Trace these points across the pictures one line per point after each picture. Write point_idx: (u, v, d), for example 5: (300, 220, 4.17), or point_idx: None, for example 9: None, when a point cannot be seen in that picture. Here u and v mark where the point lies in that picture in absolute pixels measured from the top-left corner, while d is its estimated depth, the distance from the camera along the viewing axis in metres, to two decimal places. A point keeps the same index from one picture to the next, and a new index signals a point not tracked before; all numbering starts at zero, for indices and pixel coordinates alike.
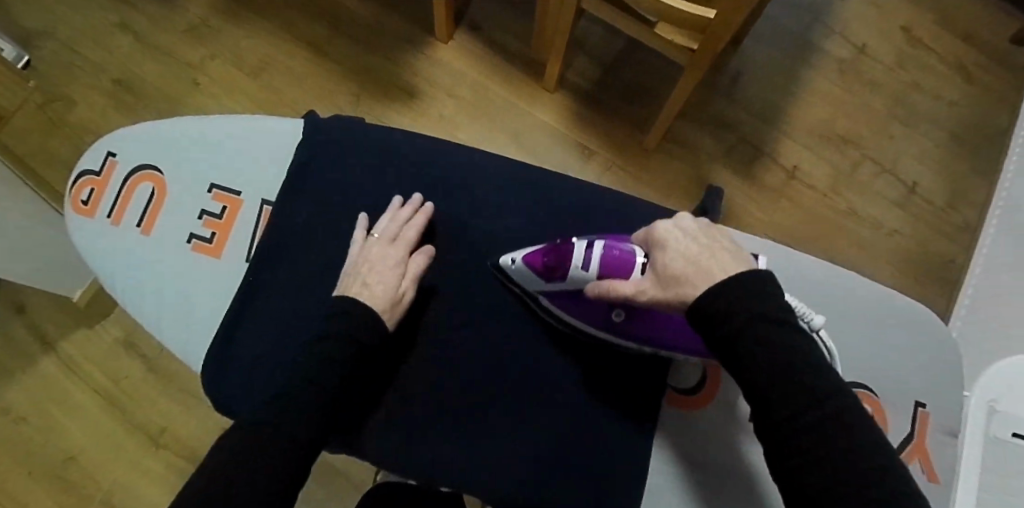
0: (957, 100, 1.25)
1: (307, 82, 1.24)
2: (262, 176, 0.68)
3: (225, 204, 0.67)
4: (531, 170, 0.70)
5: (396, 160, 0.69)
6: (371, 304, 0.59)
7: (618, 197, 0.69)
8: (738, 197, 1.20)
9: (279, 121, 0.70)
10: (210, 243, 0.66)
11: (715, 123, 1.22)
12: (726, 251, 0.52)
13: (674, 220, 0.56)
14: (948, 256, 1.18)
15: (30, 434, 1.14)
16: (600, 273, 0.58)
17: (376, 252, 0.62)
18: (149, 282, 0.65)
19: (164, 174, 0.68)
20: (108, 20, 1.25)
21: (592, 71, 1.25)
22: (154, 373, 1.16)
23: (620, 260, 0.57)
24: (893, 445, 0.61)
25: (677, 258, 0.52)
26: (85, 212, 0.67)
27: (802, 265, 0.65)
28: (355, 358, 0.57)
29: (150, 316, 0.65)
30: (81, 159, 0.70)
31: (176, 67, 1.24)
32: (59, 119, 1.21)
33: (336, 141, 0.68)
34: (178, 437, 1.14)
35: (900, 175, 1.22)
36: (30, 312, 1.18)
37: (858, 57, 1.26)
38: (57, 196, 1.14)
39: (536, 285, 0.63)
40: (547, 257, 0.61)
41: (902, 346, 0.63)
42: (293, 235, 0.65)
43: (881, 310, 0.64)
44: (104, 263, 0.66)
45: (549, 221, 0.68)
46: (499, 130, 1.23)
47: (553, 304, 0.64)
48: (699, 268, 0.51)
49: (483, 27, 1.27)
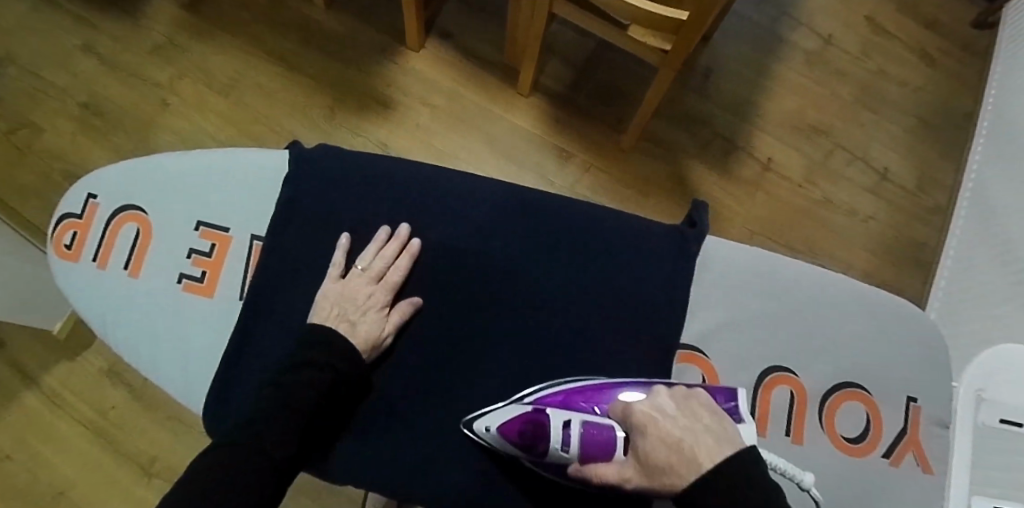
0: (922, 86, 1.28)
1: (278, 97, 1.23)
2: (250, 210, 0.67)
3: (214, 241, 0.66)
4: (523, 188, 0.69)
5: (382, 186, 0.68)
6: (354, 343, 0.60)
7: (610, 212, 0.69)
8: (716, 191, 1.22)
9: (264, 154, 0.69)
10: (201, 283, 0.65)
11: (690, 119, 1.24)
12: (708, 430, 0.50)
13: (652, 399, 0.54)
14: (922, 240, 1.21)
15: (15, 472, 1.11)
16: (583, 452, 0.58)
17: (360, 290, 0.63)
18: (140, 326, 0.64)
19: (149, 214, 0.67)
20: (69, 43, 1.21)
21: (566, 73, 1.25)
22: (140, 401, 1.15)
23: (601, 440, 0.58)
24: (889, 439, 0.63)
25: (658, 445, 0.50)
26: (69, 256, 0.66)
27: (796, 272, 0.66)
28: (330, 387, 0.58)
29: (144, 361, 0.64)
30: (61, 203, 0.69)
31: (144, 88, 1.21)
32: (25, 147, 1.17)
33: (325, 171, 0.67)
34: (170, 465, 1.12)
35: (871, 162, 1.24)
36: (7, 346, 1.15)
37: (825, 47, 1.28)
38: (28, 226, 1.11)
39: (513, 453, 0.61)
40: (526, 429, 0.59)
41: (893, 345, 0.65)
42: (286, 270, 0.65)
43: (873, 310, 0.66)
44: (92, 308, 0.65)
45: (545, 239, 0.67)
46: (476, 137, 1.23)
47: (536, 465, 0.61)
48: (677, 452, 0.48)
49: (455, 34, 1.26)
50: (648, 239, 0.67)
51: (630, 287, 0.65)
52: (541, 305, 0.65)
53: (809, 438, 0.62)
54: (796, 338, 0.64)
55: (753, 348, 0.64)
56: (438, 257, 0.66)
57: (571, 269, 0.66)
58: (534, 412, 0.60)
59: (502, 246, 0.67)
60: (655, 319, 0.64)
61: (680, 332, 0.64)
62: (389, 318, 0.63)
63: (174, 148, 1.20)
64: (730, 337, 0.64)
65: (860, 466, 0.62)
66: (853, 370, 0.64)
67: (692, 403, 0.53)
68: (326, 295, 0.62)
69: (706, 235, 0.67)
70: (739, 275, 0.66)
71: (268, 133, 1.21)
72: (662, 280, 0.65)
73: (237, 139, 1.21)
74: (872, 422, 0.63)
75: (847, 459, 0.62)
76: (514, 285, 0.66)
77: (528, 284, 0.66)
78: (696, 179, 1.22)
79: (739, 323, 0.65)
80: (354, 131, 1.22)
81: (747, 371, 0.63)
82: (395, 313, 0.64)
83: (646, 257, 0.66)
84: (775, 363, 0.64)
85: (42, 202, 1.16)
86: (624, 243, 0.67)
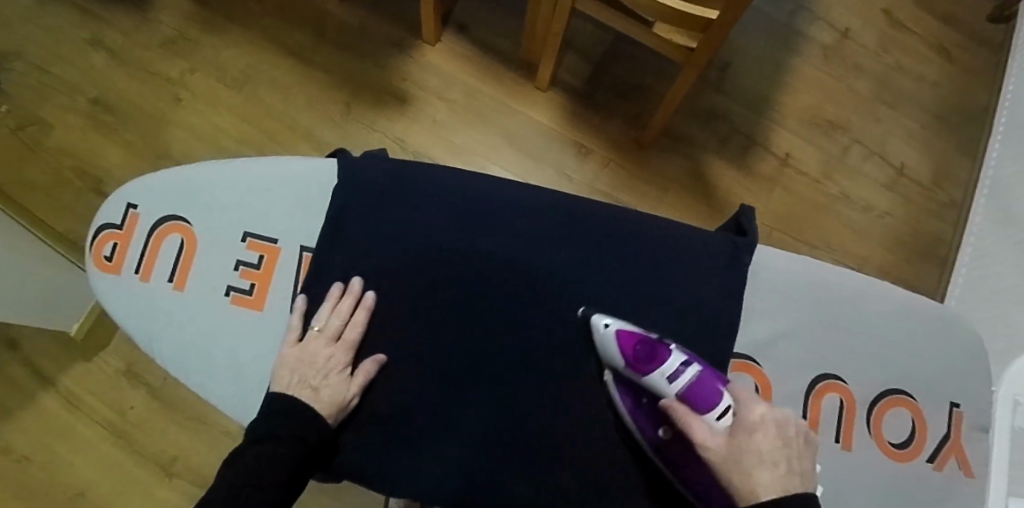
0: (938, 80, 1.28)
1: (293, 92, 1.21)
2: (298, 222, 0.67)
3: (263, 253, 0.67)
4: (573, 198, 0.70)
5: (432, 194, 0.68)
6: (319, 409, 0.59)
7: (660, 221, 0.69)
8: (734, 186, 1.22)
9: (309, 163, 0.69)
10: (250, 295, 0.66)
11: (708, 114, 1.23)
12: (800, 472, 0.49)
13: (778, 414, 0.52)
14: (938, 235, 1.22)
15: (34, 474, 1.10)
16: (678, 393, 0.57)
17: (319, 351, 0.62)
18: (188, 339, 0.65)
19: (193, 225, 0.68)
20: (78, 36, 1.19)
21: (584, 68, 1.24)
22: (159, 401, 1.14)
23: (706, 395, 0.55)
24: (935, 442, 0.66)
25: (752, 451, 0.49)
26: (112, 268, 0.67)
27: (841, 281, 0.68)
28: (300, 461, 0.55)
29: (193, 375, 0.65)
30: (99, 212, 0.69)
31: (156, 83, 1.19)
32: (35, 144, 1.15)
33: (376, 182, 0.68)
34: (190, 465, 1.12)
35: (888, 157, 1.25)
36: (23, 347, 1.13)
37: (842, 41, 1.28)
38: (41, 225, 1.09)
39: (616, 359, 0.62)
40: (643, 348, 0.60)
41: (932, 351, 0.68)
42: (338, 282, 0.65)
43: (912, 318, 0.69)
44: (139, 321, 0.66)
45: (599, 248, 0.67)
46: (494, 133, 1.22)
47: (619, 385, 0.63)
48: (762, 471, 0.48)
49: (471, 28, 1.24)
50: (700, 248, 0.67)
51: (681, 295, 0.65)
52: (591, 313, 0.66)
53: (859, 445, 0.65)
54: (840, 345, 0.66)
55: (801, 354, 0.66)
56: (486, 266, 0.66)
57: (622, 278, 0.66)
58: (659, 342, 0.61)
59: (551, 255, 0.67)
60: (707, 327, 0.65)
61: (729, 339, 0.65)
62: (354, 379, 0.62)
63: (188, 145, 1.18)
64: (780, 344, 0.66)
65: (907, 471, 0.65)
66: (898, 375, 0.67)
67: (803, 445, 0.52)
68: (285, 360, 0.61)
69: (757, 242, 0.68)
70: (789, 283, 0.67)
71: (283, 130, 1.19)
72: (714, 288, 0.66)
73: (252, 136, 1.19)
74: (918, 427, 0.67)
75: (894, 463, 0.65)
76: (564, 293, 0.66)
77: (579, 293, 0.66)
78: (715, 175, 1.22)
79: (790, 331, 0.66)
80: (371, 127, 1.20)
81: (798, 375, 0.65)
82: (357, 375, 0.62)
83: (698, 263, 0.66)
84: (823, 371, 0.66)
85: (55, 200, 1.14)
86: (677, 250, 0.67)
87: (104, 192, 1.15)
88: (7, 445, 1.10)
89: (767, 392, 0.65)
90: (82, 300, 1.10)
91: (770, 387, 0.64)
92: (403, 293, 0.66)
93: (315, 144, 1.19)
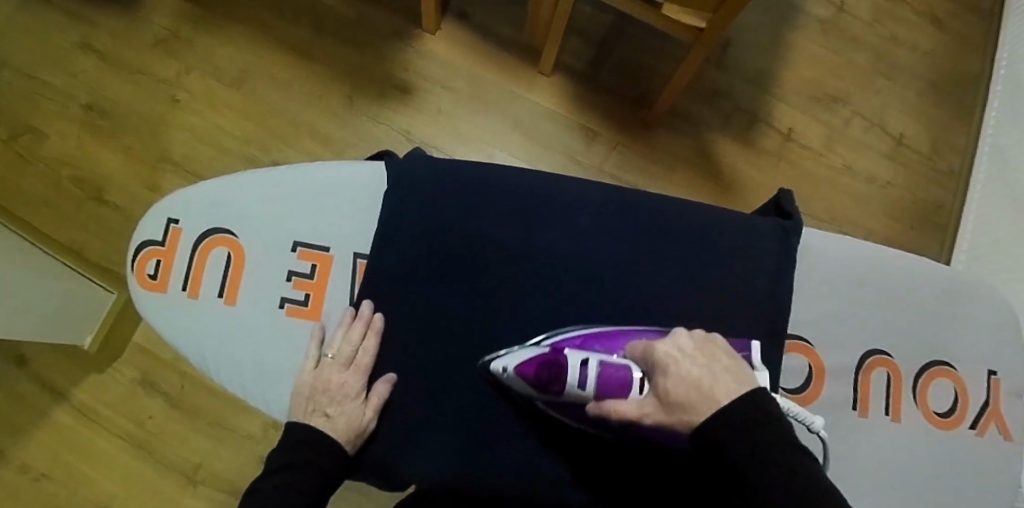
0: (934, 49, 1.27)
1: (291, 88, 1.18)
2: (349, 230, 0.69)
3: (315, 261, 0.68)
4: (621, 191, 0.71)
5: (485, 194, 0.69)
6: (335, 436, 0.61)
7: (712, 209, 0.71)
8: (739, 163, 1.21)
9: (353, 168, 0.70)
10: (305, 306, 0.67)
11: (711, 92, 1.22)
12: (728, 371, 0.50)
13: (671, 341, 0.54)
14: (938, 202, 1.23)
15: (54, 490, 1.08)
16: (599, 394, 0.59)
17: (333, 377, 0.63)
18: (243, 354, 0.66)
19: (239, 237, 0.69)
20: (68, 42, 1.17)
21: (585, 51, 1.22)
22: (179, 409, 1.12)
23: (617, 381, 0.58)
24: (975, 411, 0.71)
25: (677, 383, 0.50)
26: (157, 286, 0.68)
27: (877, 257, 0.72)
28: (319, 488, 0.58)
29: (249, 389, 0.66)
30: (139, 229, 0.70)
31: (150, 86, 1.17)
32: (32, 153, 1.14)
33: (429, 183, 0.69)
34: (214, 471, 1.10)
35: (888, 128, 1.24)
36: (33, 363, 1.11)
37: (839, 15, 1.26)
38: (42, 238, 1.08)
39: (528, 393, 0.64)
40: (542, 370, 0.62)
41: (962, 321, 0.72)
42: (395, 287, 0.67)
43: (944, 288, 0.73)
44: (190, 339, 0.67)
45: (653, 238, 0.69)
46: (497, 120, 1.20)
47: (551, 408, 0.64)
48: (697, 393, 0.48)
49: (469, 14, 1.22)
50: (745, 231, 0.69)
51: (734, 281, 0.68)
52: (646, 302, 0.67)
53: (906, 416, 0.70)
54: (877, 317, 0.71)
55: (845, 328, 0.70)
56: (537, 262, 0.68)
57: (677, 266, 0.68)
58: (553, 354, 0.62)
59: (604, 246, 0.68)
60: (763, 310, 0.68)
61: (767, 317, 0.67)
62: (369, 403, 0.63)
63: (189, 146, 1.16)
64: (827, 320, 0.70)
65: (951, 437, 0.70)
66: (941, 349, 0.71)
67: (710, 345, 0.54)
68: (301, 389, 0.63)
69: (803, 224, 0.70)
70: (833, 263, 0.71)
71: (284, 126, 1.17)
72: (766, 268, 0.69)
73: (252, 134, 1.17)
74: (960, 396, 0.71)
75: (937, 431, 0.70)
76: (622, 283, 0.67)
77: (630, 283, 0.67)
78: (720, 152, 1.21)
79: (837, 309, 0.70)
80: (375, 120, 1.18)
81: (847, 348, 0.70)
82: (370, 399, 0.64)
83: (750, 246, 0.69)
84: (873, 347, 0.70)
85: (56, 210, 1.13)
86: (730, 236, 0.69)
87: (105, 199, 1.14)
88: (25, 463, 1.09)
89: (819, 370, 0.69)
90: (93, 309, 1.06)
91: (822, 365, 0.69)
92: (461, 296, 0.67)
93: (318, 139, 1.17)
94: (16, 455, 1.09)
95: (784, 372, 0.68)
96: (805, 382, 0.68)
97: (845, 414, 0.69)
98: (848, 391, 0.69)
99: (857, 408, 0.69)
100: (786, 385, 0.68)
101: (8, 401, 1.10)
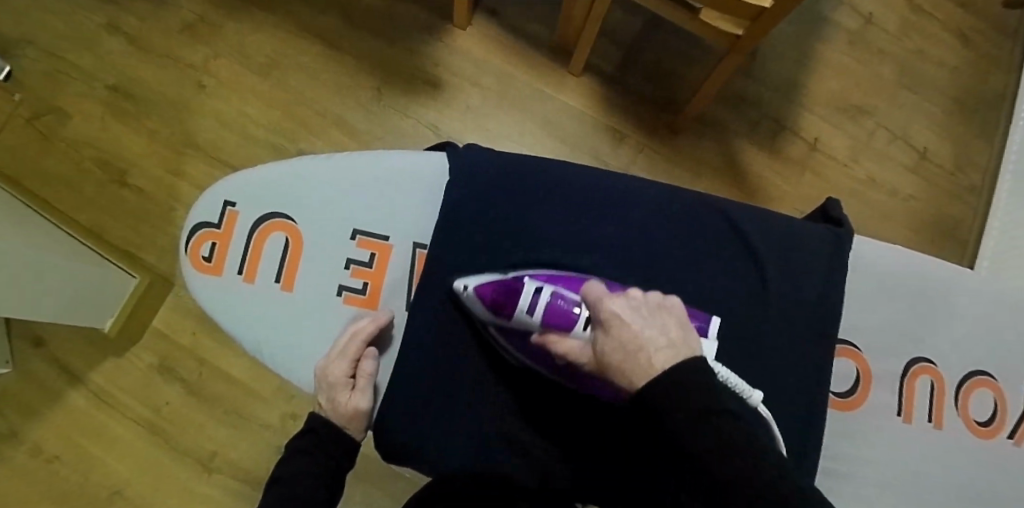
0: (959, 65, 1.29)
1: (321, 79, 1.18)
2: (409, 221, 0.70)
3: (373, 250, 0.69)
4: (678, 191, 0.71)
5: (546, 187, 0.70)
6: (332, 421, 0.63)
7: (767, 213, 0.72)
8: (763, 170, 1.22)
9: (412, 157, 0.71)
10: (362, 294, 0.69)
11: (738, 99, 1.22)
12: (671, 345, 0.48)
13: (624, 300, 0.52)
14: (958, 217, 1.25)
15: (68, 473, 1.07)
16: (543, 322, 0.62)
17: (325, 367, 0.65)
18: (297, 338, 0.68)
19: (296, 224, 0.70)
20: (95, 23, 1.16)
21: (615, 52, 1.22)
22: (196, 396, 1.10)
23: (564, 313, 0.61)
24: (1014, 419, 0.73)
25: (616, 343, 0.50)
26: (212, 269, 0.70)
27: (928, 270, 0.73)
28: (327, 471, 0.62)
29: (303, 373, 0.68)
30: (195, 209, 0.71)
31: (177, 70, 1.16)
32: (56, 133, 1.13)
33: (492, 177, 0.69)
34: (231, 460, 1.09)
35: (912, 142, 1.26)
36: (49, 344, 1.10)
37: (866, 27, 1.27)
38: (62, 220, 1.07)
39: (483, 317, 0.65)
40: (498, 292, 0.64)
41: (1011, 332, 0.74)
42: (455, 277, 0.68)
43: (993, 303, 0.74)
44: (245, 322, 0.69)
45: (710, 235, 0.70)
46: (526, 119, 1.20)
47: (501, 336, 0.65)
48: (637, 359, 0.47)
49: (500, 11, 1.22)
50: (800, 236, 0.71)
51: (787, 288, 0.69)
52: (703, 302, 0.68)
53: (948, 424, 0.71)
54: (921, 325, 0.72)
55: (890, 331, 0.71)
56: (597, 257, 0.68)
57: (735, 267, 0.69)
58: (510, 280, 0.65)
59: (662, 240, 0.69)
60: (812, 317, 0.69)
61: (816, 331, 0.68)
62: (356, 388, 0.64)
63: (214, 133, 1.15)
64: (874, 325, 0.71)
65: (989, 445, 0.72)
66: (984, 359, 0.73)
67: (663, 314, 0.52)
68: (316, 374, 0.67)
69: (855, 231, 0.72)
70: (884, 272, 0.72)
71: (312, 117, 1.17)
72: (817, 274, 0.69)
73: (280, 123, 1.16)
74: (1000, 406, 0.73)
75: (978, 439, 0.72)
76: (679, 281, 0.68)
77: (688, 281, 0.68)
78: (744, 159, 1.21)
79: (885, 317, 0.71)
80: (403, 113, 1.18)
81: (892, 355, 0.71)
82: (359, 380, 0.64)
83: (804, 250, 0.70)
84: (918, 354, 0.72)
85: (79, 192, 1.12)
86: (786, 240, 0.70)
87: (128, 183, 1.13)
88: (37, 445, 1.08)
89: (867, 375, 0.70)
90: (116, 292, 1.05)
91: (868, 370, 0.70)
92: None
93: (347, 131, 1.17)
94: (29, 437, 1.08)
95: (833, 376, 0.69)
96: (853, 387, 0.70)
97: (889, 420, 0.70)
98: (894, 398, 0.70)
99: (902, 415, 0.70)
100: (835, 390, 0.69)
101: (24, 381, 1.09)
